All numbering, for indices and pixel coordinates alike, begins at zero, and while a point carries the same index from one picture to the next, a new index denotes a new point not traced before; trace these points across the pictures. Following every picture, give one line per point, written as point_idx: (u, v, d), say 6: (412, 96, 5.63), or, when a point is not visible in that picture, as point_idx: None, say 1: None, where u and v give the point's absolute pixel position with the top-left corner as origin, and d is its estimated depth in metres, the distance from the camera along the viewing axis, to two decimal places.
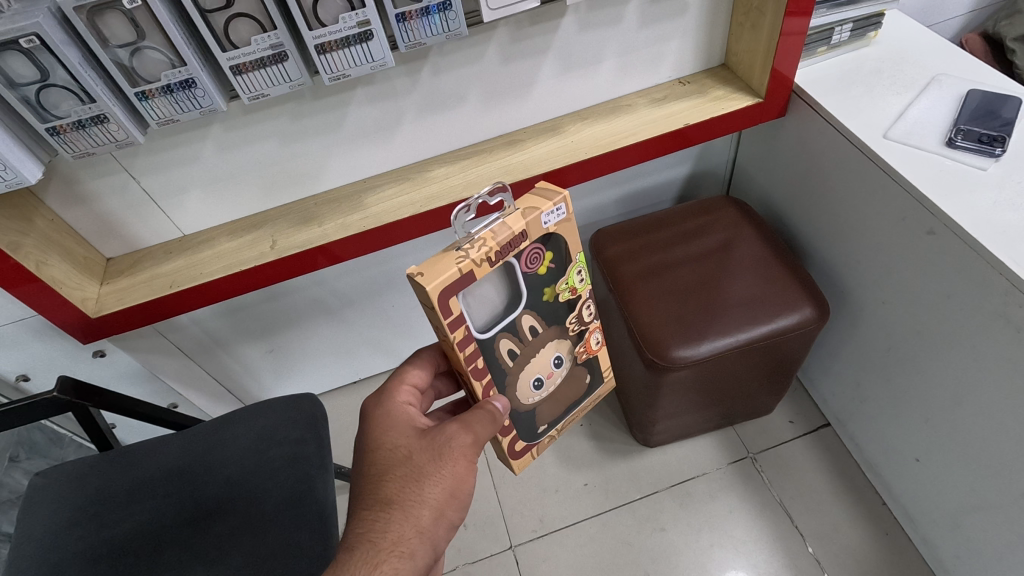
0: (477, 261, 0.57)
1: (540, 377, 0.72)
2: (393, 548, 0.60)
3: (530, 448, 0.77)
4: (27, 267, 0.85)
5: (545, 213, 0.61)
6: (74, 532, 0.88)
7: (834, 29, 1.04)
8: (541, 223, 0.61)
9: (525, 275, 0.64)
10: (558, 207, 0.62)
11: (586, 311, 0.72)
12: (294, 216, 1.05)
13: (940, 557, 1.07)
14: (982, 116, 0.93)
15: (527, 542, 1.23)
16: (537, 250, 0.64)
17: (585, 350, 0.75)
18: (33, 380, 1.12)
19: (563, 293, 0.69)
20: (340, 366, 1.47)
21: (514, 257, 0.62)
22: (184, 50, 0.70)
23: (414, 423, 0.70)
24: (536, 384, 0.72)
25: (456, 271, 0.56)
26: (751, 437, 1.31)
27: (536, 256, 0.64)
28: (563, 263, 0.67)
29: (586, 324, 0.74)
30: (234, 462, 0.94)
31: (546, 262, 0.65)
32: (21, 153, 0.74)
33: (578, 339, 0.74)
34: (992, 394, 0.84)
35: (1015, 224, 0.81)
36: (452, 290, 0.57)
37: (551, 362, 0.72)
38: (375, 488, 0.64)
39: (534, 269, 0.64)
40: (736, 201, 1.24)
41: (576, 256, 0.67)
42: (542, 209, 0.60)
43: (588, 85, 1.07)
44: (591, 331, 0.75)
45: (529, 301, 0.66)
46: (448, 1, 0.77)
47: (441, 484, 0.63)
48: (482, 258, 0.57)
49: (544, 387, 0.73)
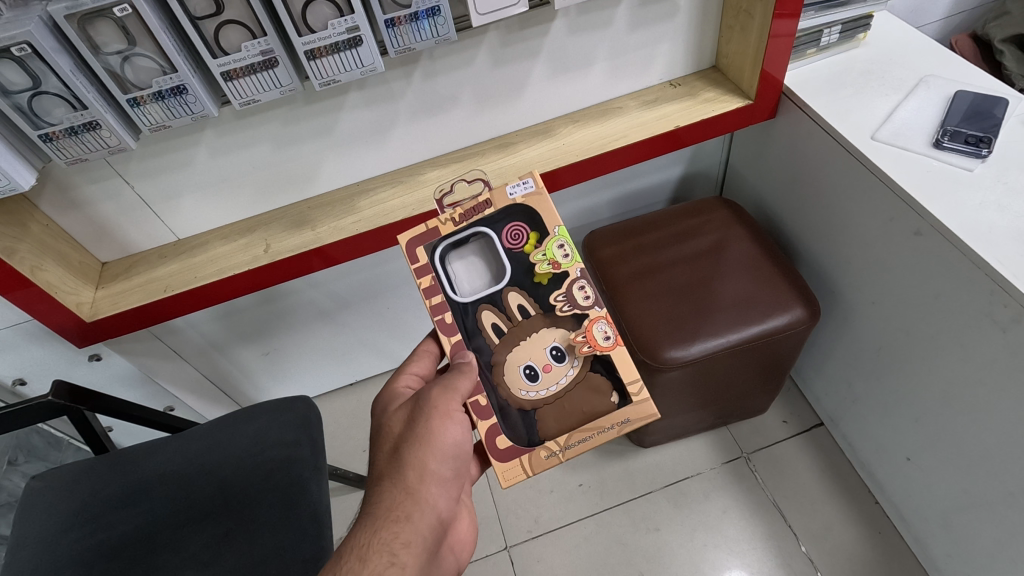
0: (443, 220, 0.78)
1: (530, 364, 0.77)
2: (387, 512, 0.63)
3: (522, 456, 0.74)
4: (22, 272, 0.85)
5: (510, 185, 0.78)
6: (70, 534, 0.88)
7: (823, 31, 1.05)
8: (507, 195, 0.78)
9: (507, 251, 0.78)
10: (524, 183, 0.78)
11: (579, 292, 0.78)
12: (288, 220, 1.05)
13: (932, 555, 1.08)
14: (969, 117, 0.94)
15: (523, 542, 1.24)
16: (516, 229, 0.78)
17: (586, 343, 0.77)
18: (30, 384, 1.13)
19: (544, 267, 0.78)
20: (336, 368, 1.48)
21: (489, 229, 0.78)
22: (175, 57, 0.71)
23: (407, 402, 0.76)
24: (528, 375, 0.77)
25: (423, 225, 0.77)
26: (744, 437, 1.32)
27: (517, 234, 0.78)
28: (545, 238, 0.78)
29: (584, 309, 0.78)
30: (229, 463, 0.94)
31: (532, 243, 0.78)
32: (14, 160, 0.75)
33: (577, 325, 0.78)
34: (980, 393, 0.85)
35: (1000, 225, 0.81)
36: (421, 241, 0.78)
37: (546, 353, 0.77)
38: (372, 467, 0.69)
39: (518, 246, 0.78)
40: (728, 202, 1.25)
41: (555, 229, 0.78)
42: (507, 183, 0.78)
43: (579, 88, 1.08)
44: (591, 321, 0.78)
45: (512, 275, 0.79)
46: (437, 7, 0.78)
47: (423, 441, 0.67)
48: (447, 218, 0.78)
49: (538, 382, 0.77)
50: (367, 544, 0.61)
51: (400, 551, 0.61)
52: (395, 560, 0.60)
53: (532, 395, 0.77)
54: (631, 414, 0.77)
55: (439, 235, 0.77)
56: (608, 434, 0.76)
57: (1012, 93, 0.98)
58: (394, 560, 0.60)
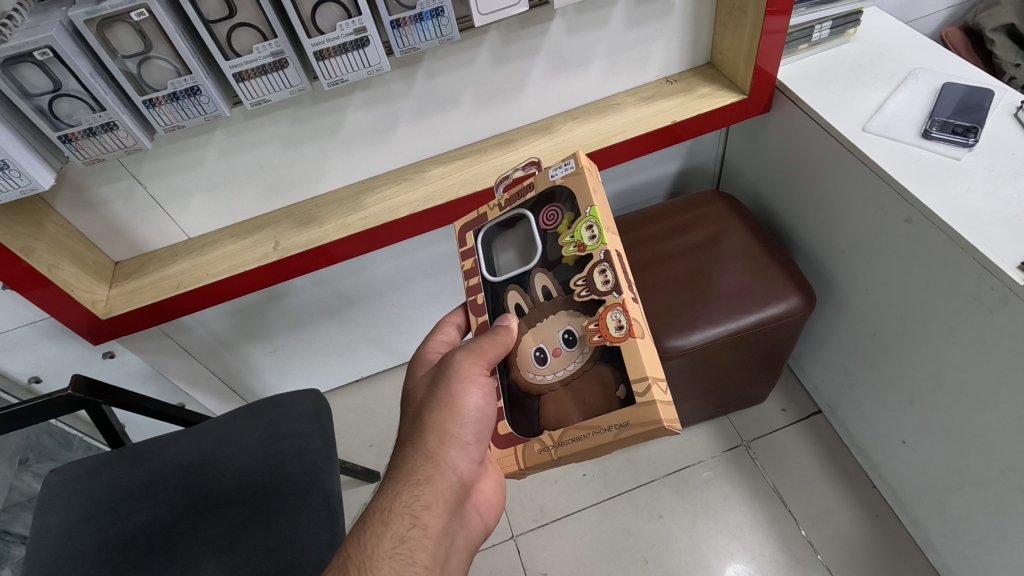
0: (491, 207, 0.76)
1: (543, 349, 0.69)
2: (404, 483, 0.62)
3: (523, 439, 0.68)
4: (39, 271, 0.88)
5: (551, 167, 0.71)
6: (90, 525, 0.91)
7: (815, 27, 1.08)
8: (548, 177, 0.71)
9: (544, 231, 0.71)
10: (566, 163, 0.70)
11: (597, 275, 0.66)
12: (296, 217, 1.08)
13: (928, 535, 1.10)
14: (957, 108, 0.97)
15: (529, 531, 1.27)
16: (553, 211, 0.71)
17: (600, 333, 0.64)
18: (44, 381, 1.16)
19: (569, 250, 0.68)
20: (343, 364, 1.50)
21: (533, 214, 0.73)
22: (189, 59, 0.74)
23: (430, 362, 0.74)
24: (539, 359, 0.69)
25: (475, 213, 0.78)
26: (744, 425, 1.34)
27: (553, 217, 0.71)
28: (576, 211, 0.69)
29: (601, 292, 0.65)
30: (243, 455, 0.97)
31: (563, 222, 0.70)
32: (33, 160, 0.77)
33: (591, 312, 0.66)
34: (970, 375, 0.88)
35: (986, 211, 0.84)
36: (468, 226, 0.78)
37: (558, 337, 0.68)
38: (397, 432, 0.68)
39: (551, 226, 0.71)
40: (725, 194, 1.27)
41: (583, 215, 0.68)
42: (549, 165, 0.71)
43: (578, 85, 1.11)
44: (608, 309, 0.64)
45: (546, 258, 0.71)
46: (440, 8, 0.80)
47: (443, 416, 0.65)
48: (495, 206, 0.76)
49: (546, 365, 0.68)
50: (387, 511, 0.61)
51: (421, 515, 0.60)
52: (416, 524, 0.60)
53: (548, 384, 0.68)
54: (642, 426, 0.61)
55: (484, 222, 0.77)
56: (604, 436, 0.63)
57: (999, 84, 1.00)
58: (416, 523, 0.60)
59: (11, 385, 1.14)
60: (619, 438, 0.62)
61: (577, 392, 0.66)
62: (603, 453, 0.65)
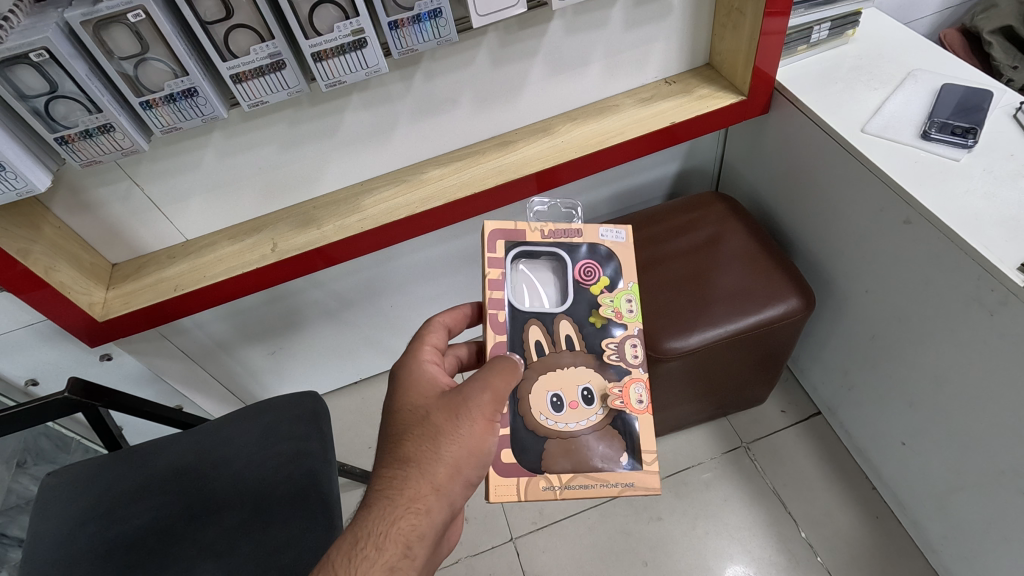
0: (534, 228, 0.78)
1: (560, 397, 0.73)
2: (395, 507, 0.58)
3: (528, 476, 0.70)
4: (36, 273, 0.88)
5: (604, 227, 0.79)
6: (87, 528, 0.90)
7: (814, 28, 1.07)
8: (599, 233, 0.79)
9: (579, 281, 0.78)
10: (618, 231, 0.79)
11: (627, 348, 0.76)
12: (294, 219, 1.08)
13: (928, 537, 1.10)
14: (956, 109, 0.97)
15: (529, 533, 1.26)
16: (591, 266, 0.78)
17: (621, 400, 0.74)
18: (42, 384, 1.15)
19: (606, 313, 0.77)
20: (341, 366, 1.50)
21: (572, 259, 0.78)
22: (186, 60, 0.73)
23: (426, 374, 0.68)
24: (554, 405, 0.73)
25: (514, 224, 0.78)
26: (744, 427, 1.34)
27: (591, 270, 0.78)
28: (616, 282, 0.78)
29: (627, 364, 0.76)
30: (240, 458, 0.96)
31: (599, 282, 0.78)
32: (29, 161, 0.77)
33: (614, 377, 0.75)
34: (969, 377, 0.88)
35: (985, 212, 0.84)
36: (504, 234, 0.77)
37: (577, 391, 0.74)
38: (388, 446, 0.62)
39: (587, 281, 0.78)
40: (724, 196, 1.27)
41: (624, 286, 0.78)
42: (602, 225, 0.79)
43: (576, 86, 1.10)
44: (633, 381, 0.75)
45: (575, 307, 0.77)
46: (438, 9, 0.80)
47: (452, 450, 0.61)
48: (539, 229, 0.78)
49: (562, 413, 0.73)
50: (376, 535, 0.56)
51: (412, 546, 0.57)
52: (405, 554, 0.56)
53: (563, 430, 0.73)
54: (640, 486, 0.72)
55: (523, 239, 0.77)
56: (610, 490, 0.71)
57: (998, 85, 1.00)
58: (407, 554, 0.56)
59: (8, 387, 1.13)
60: (623, 492, 0.72)
61: (588, 444, 0.72)
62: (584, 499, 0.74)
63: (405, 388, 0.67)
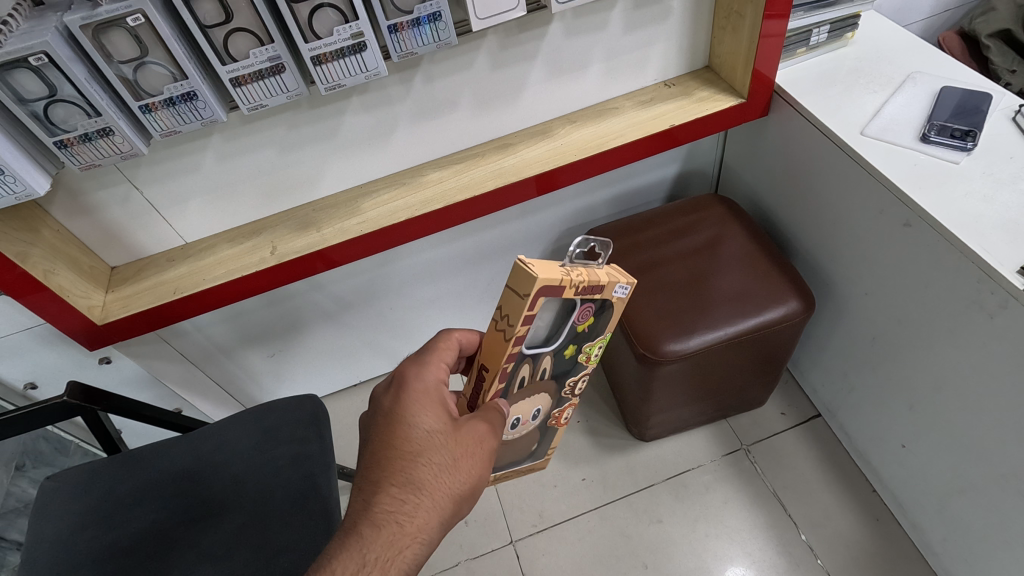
0: (573, 282, 0.60)
1: (518, 419, 0.73)
2: (400, 535, 0.58)
3: None
4: (35, 277, 0.88)
5: (624, 284, 0.65)
6: (86, 532, 0.90)
7: (812, 31, 1.08)
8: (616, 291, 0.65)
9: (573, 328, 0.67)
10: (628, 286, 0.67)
11: (576, 385, 0.75)
12: (294, 222, 1.08)
13: (928, 540, 1.10)
14: (955, 112, 0.97)
15: (528, 536, 1.26)
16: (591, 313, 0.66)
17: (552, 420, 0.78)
18: (40, 387, 1.15)
19: (580, 355, 0.71)
20: (341, 369, 1.50)
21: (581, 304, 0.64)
22: (186, 64, 0.73)
23: (441, 398, 0.66)
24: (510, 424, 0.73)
25: (560, 279, 0.58)
26: (743, 429, 1.34)
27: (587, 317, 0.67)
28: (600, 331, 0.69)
29: (570, 396, 0.76)
30: (239, 462, 0.96)
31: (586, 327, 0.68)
32: (28, 165, 0.77)
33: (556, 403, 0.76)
34: (969, 379, 0.88)
35: (985, 215, 0.84)
36: (547, 289, 0.58)
37: (530, 412, 0.74)
38: (393, 470, 0.61)
39: (582, 327, 0.67)
40: (724, 198, 1.27)
41: (605, 332, 0.70)
42: (622, 280, 0.65)
43: (576, 89, 1.10)
44: (567, 406, 0.78)
45: (562, 346, 0.68)
46: (437, 12, 0.80)
47: (457, 486, 0.62)
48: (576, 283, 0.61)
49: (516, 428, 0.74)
50: (381, 563, 0.57)
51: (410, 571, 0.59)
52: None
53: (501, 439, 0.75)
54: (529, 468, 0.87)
55: (559, 295, 0.60)
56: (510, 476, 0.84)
57: (997, 88, 1.00)
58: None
59: (7, 391, 1.13)
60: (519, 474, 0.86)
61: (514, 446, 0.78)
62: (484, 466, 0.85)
63: (418, 403, 0.65)
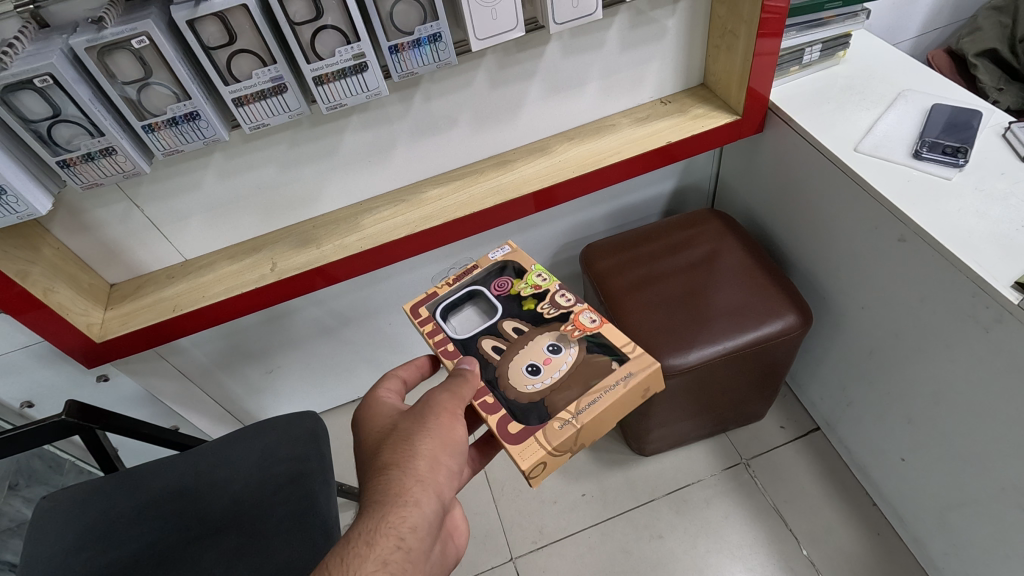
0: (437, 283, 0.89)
1: (533, 364, 0.78)
2: (379, 501, 0.59)
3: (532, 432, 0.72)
4: (35, 294, 0.87)
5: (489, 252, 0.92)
6: (81, 554, 0.89)
7: (804, 50, 1.10)
8: (489, 257, 0.91)
9: (496, 296, 0.87)
10: (503, 249, 0.92)
11: (559, 299, 0.85)
12: (293, 239, 1.08)
13: (929, 553, 1.10)
14: (946, 129, 0.99)
15: (527, 554, 1.25)
16: (499, 281, 0.89)
17: (575, 329, 0.81)
18: (37, 406, 1.14)
19: (528, 293, 0.87)
20: (341, 385, 1.50)
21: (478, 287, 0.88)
22: (189, 85, 0.74)
23: (397, 408, 0.72)
24: (533, 370, 0.77)
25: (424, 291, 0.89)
26: (743, 443, 1.34)
27: (499, 285, 0.89)
28: (522, 274, 0.89)
29: (568, 308, 0.84)
30: (239, 480, 0.96)
31: (513, 287, 0.88)
32: (30, 184, 0.77)
33: (563, 322, 0.82)
34: (968, 393, 0.88)
35: (978, 230, 0.85)
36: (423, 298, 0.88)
37: (544, 350, 0.79)
38: (366, 467, 0.64)
39: (502, 291, 0.88)
40: (720, 213, 1.29)
41: (530, 269, 0.89)
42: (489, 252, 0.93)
43: (573, 107, 1.12)
44: (577, 313, 0.83)
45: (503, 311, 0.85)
46: (438, 33, 0.81)
47: (424, 445, 0.63)
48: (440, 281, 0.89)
49: (543, 373, 0.77)
50: (371, 531, 0.56)
51: (404, 535, 0.57)
52: (400, 544, 0.56)
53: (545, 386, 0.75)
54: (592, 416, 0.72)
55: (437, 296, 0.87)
56: (616, 390, 0.73)
57: (988, 106, 1.02)
58: (400, 545, 0.56)
59: (3, 410, 1.12)
60: (629, 385, 0.73)
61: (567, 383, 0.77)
62: (607, 415, 0.73)
63: (369, 417, 0.71)
